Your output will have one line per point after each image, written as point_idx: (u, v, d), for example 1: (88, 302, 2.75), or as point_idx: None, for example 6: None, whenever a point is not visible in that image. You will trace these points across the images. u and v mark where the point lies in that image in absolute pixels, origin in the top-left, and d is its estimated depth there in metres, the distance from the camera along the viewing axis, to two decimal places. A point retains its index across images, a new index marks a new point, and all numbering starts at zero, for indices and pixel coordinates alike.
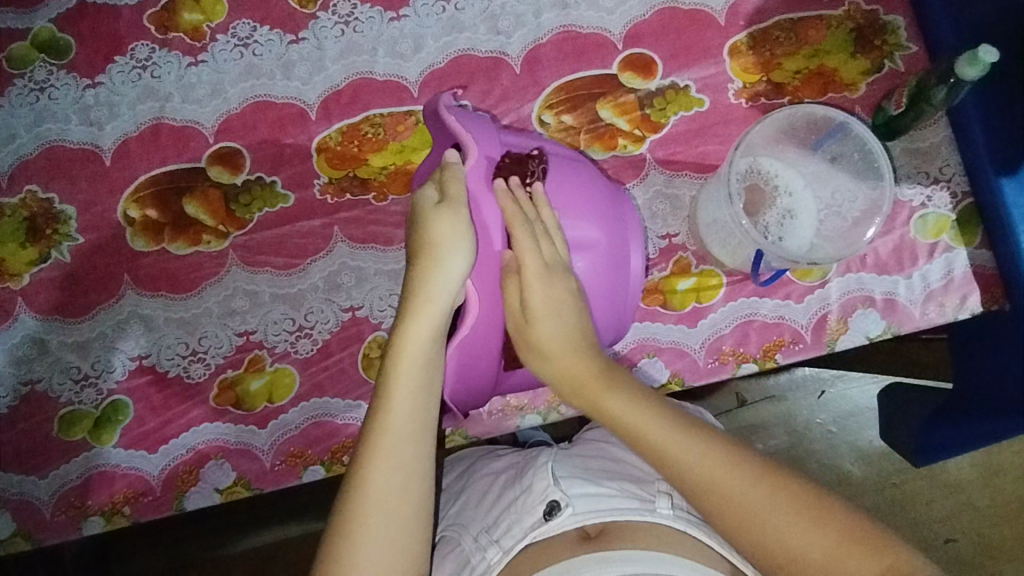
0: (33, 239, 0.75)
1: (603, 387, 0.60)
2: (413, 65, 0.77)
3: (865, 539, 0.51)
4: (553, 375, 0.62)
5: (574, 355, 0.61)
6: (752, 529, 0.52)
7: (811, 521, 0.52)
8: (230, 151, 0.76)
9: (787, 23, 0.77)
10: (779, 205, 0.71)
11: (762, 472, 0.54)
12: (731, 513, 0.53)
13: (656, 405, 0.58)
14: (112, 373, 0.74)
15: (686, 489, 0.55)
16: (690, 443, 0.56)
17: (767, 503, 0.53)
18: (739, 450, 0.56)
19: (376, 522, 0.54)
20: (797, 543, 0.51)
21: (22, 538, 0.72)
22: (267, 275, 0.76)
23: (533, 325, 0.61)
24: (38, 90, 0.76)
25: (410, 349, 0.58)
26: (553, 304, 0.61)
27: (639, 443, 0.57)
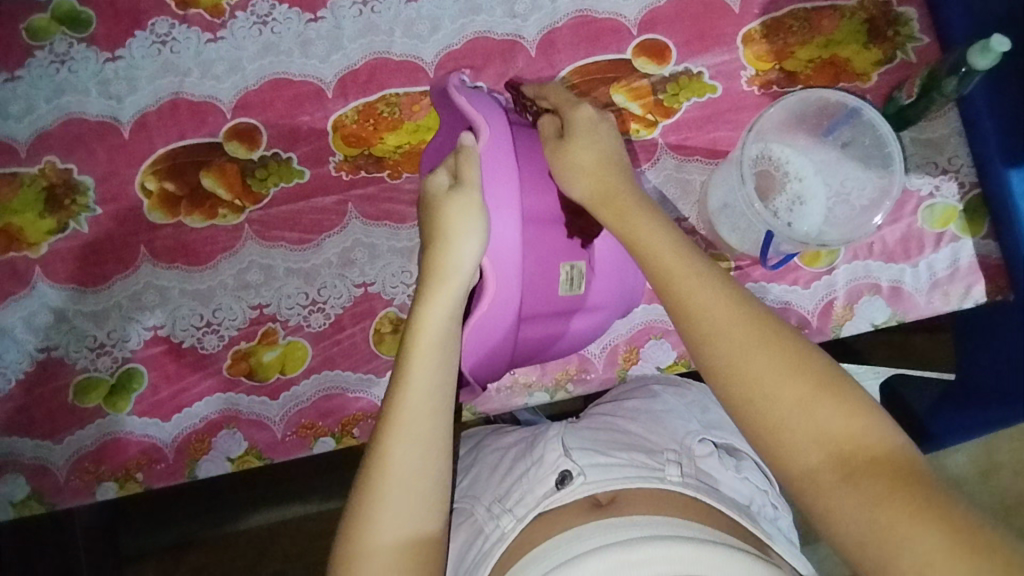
0: (51, 209, 0.76)
1: (626, 207, 0.58)
2: (429, 46, 0.78)
3: (853, 398, 0.48)
4: (576, 189, 0.61)
5: (598, 169, 0.60)
6: (736, 364, 0.50)
7: (802, 379, 0.48)
8: (247, 127, 0.77)
9: (801, 13, 0.78)
10: (790, 191, 0.71)
11: (767, 324, 0.51)
12: (721, 354, 0.50)
13: (673, 242, 0.56)
14: (127, 342, 0.75)
15: (681, 313, 0.53)
16: (699, 275, 0.53)
17: (761, 351, 0.50)
18: (757, 306, 0.52)
19: (398, 488, 0.55)
20: (773, 382, 0.49)
21: (37, 502, 0.74)
22: (282, 249, 0.77)
23: (569, 158, 0.60)
24: (59, 62, 0.77)
25: (428, 327, 0.59)
26: (590, 129, 0.61)
27: (649, 266, 0.55)
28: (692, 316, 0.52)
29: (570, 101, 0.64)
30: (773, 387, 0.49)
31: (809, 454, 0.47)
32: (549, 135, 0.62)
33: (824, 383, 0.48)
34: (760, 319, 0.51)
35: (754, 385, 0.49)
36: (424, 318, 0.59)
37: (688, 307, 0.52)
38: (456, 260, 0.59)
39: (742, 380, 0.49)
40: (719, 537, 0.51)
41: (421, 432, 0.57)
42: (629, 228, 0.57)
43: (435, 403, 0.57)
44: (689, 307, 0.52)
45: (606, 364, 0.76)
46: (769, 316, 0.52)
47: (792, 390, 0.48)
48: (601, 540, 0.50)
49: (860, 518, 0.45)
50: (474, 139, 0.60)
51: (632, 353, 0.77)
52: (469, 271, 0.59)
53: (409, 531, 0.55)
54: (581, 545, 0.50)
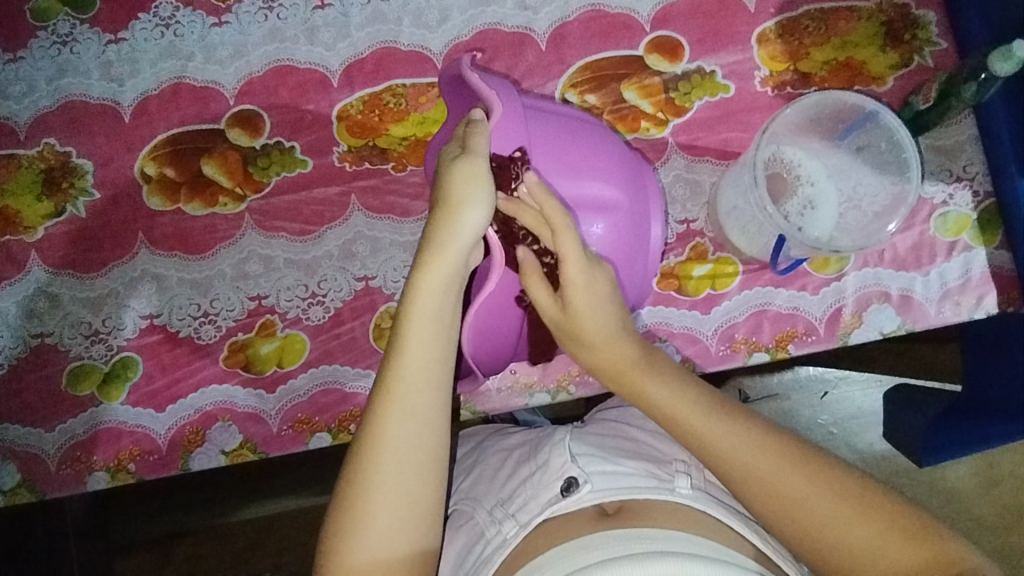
0: (49, 192, 0.75)
1: (641, 372, 0.60)
2: (438, 37, 0.77)
3: (908, 523, 0.51)
4: (596, 364, 0.62)
5: (611, 341, 0.61)
6: (798, 515, 0.53)
7: (853, 511, 0.52)
8: (250, 114, 0.76)
9: (818, 13, 0.76)
10: (801, 195, 0.70)
11: (800, 461, 0.54)
12: (772, 510, 0.53)
13: (698, 395, 0.58)
14: (122, 330, 0.74)
15: (726, 480, 0.55)
16: (728, 425, 0.56)
17: (810, 492, 0.53)
18: (791, 444, 0.56)
19: (389, 475, 0.54)
20: (838, 529, 0.52)
21: (26, 490, 0.73)
22: (282, 240, 0.75)
23: (573, 317, 0.61)
24: (61, 43, 0.76)
25: (425, 299, 0.57)
26: (592, 295, 0.60)
27: (682, 427, 0.58)
28: (737, 479, 0.55)
29: (557, 217, 0.59)
30: (833, 530, 0.52)
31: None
32: (550, 310, 0.62)
33: (880, 512, 0.52)
34: (797, 460, 0.54)
35: (814, 531, 0.52)
36: (423, 289, 0.57)
37: (728, 472, 0.55)
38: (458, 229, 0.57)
39: (801, 530, 0.52)
40: (730, 555, 0.50)
41: (418, 407, 0.56)
42: (647, 399, 0.60)
43: (431, 378, 0.56)
44: (727, 466, 0.55)
45: None
46: (799, 445, 0.56)
47: (851, 526, 0.51)
48: (610, 553, 0.49)
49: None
50: (484, 115, 0.59)
51: None
52: (471, 241, 0.57)
53: (398, 524, 0.53)
54: (589, 557, 0.49)
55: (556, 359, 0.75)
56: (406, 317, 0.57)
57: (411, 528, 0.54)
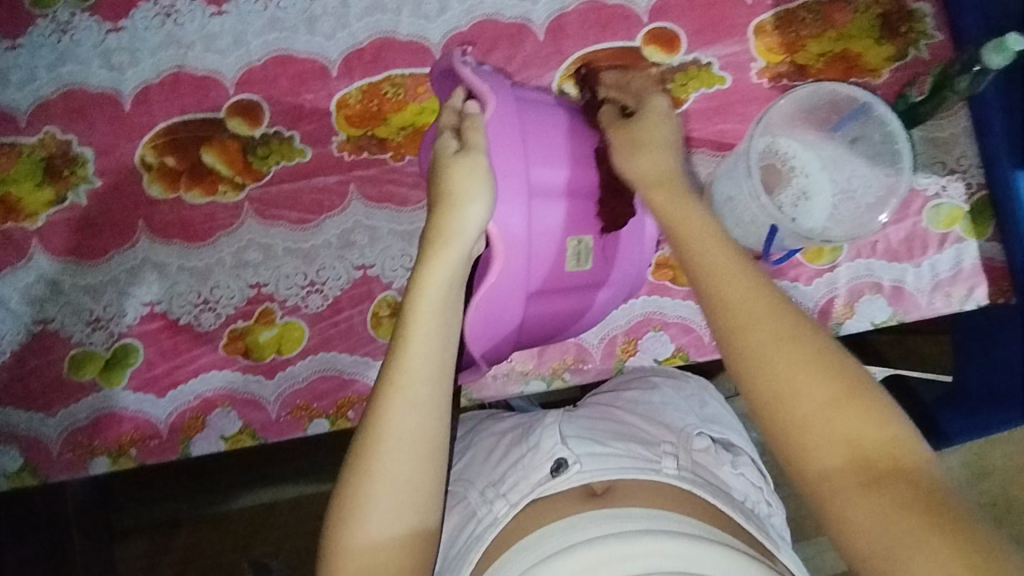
0: (50, 180, 0.76)
1: (672, 197, 0.59)
2: (437, 28, 0.77)
3: (881, 413, 0.48)
4: (632, 168, 0.61)
5: (653, 152, 0.61)
6: (768, 368, 0.50)
7: (825, 380, 0.49)
8: (249, 103, 0.77)
9: (815, 5, 0.77)
10: (795, 185, 0.71)
11: (788, 317, 0.51)
12: (740, 352, 0.51)
13: (718, 240, 0.56)
14: (123, 317, 0.75)
15: (720, 314, 0.53)
16: (730, 265, 0.54)
17: (786, 346, 0.50)
18: (792, 305, 0.52)
19: (394, 460, 0.55)
20: (805, 394, 0.49)
21: (30, 473, 0.74)
22: (281, 229, 0.76)
23: (636, 122, 0.63)
24: (61, 31, 0.76)
25: (428, 295, 0.58)
26: (664, 112, 0.63)
27: (688, 245, 0.57)
28: (728, 315, 0.52)
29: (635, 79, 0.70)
30: (796, 385, 0.49)
31: (825, 457, 0.48)
32: (614, 120, 0.65)
33: (857, 395, 0.48)
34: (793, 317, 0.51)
35: (776, 380, 0.49)
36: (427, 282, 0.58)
37: (725, 308, 0.53)
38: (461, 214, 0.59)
39: (762, 375, 0.50)
40: (714, 533, 0.51)
41: (420, 396, 0.56)
42: (682, 219, 0.58)
43: (432, 371, 0.57)
44: (726, 297, 0.53)
45: (604, 355, 0.76)
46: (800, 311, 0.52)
47: (818, 390, 0.49)
48: (596, 532, 0.50)
49: (868, 524, 0.45)
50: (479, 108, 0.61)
51: (629, 344, 0.76)
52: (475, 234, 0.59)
53: (402, 508, 0.54)
54: (576, 536, 0.50)
55: (551, 348, 0.76)
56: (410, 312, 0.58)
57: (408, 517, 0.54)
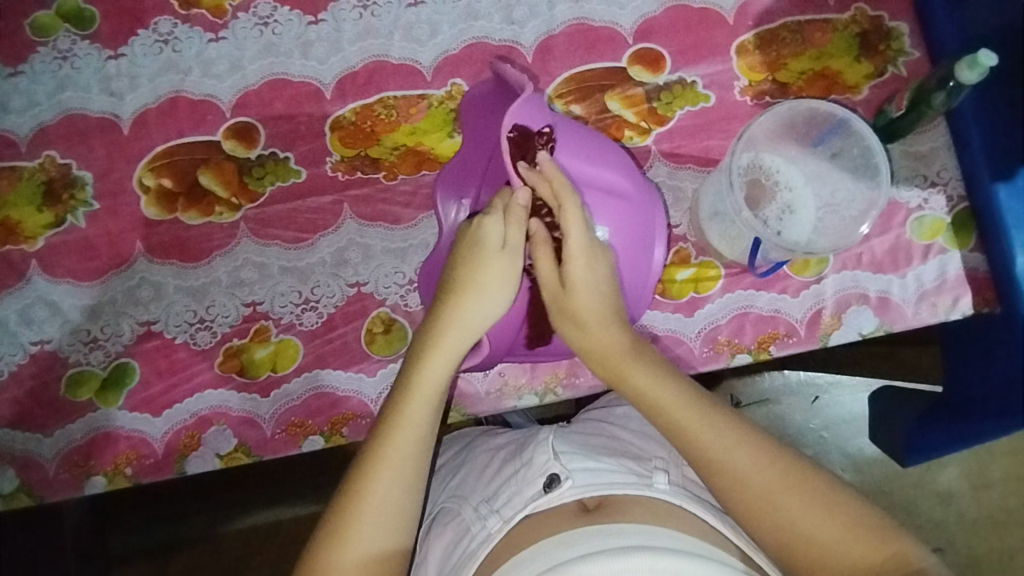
0: (49, 203, 0.77)
1: (631, 362, 0.63)
2: (428, 51, 0.79)
3: (874, 532, 0.53)
4: (583, 343, 0.65)
5: (603, 315, 0.64)
6: (767, 515, 0.54)
7: (820, 511, 0.54)
8: (245, 126, 0.78)
9: (795, 25, 0.79)
10: (779, 200, 0.73)
11: (776, 463, 0.56)
12: (743, 502, 0.55)
13: (684, 393, 0.60)
14: (120, 337, 0.76)
15: (706, 475, 0.57)
16: (716, 422, 0.58)
17: (788, 490, 0.55)
18: (771, 444, 0.58)
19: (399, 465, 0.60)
20: (808, 529, 0.54)
21: (25, 494, 0.74)
22: (276, 248, 0.77)
23: (568, 291, 0.64)
24: (61, 58, 0.78)
25: (446, 335, 0.64)
26: (590, 287, 0.64)
27: (666, 417, 0.60)
28: (714, 474, 0.56)
29: (565, 194, 0.64)
30: (803, 529, 0.54)
31: None
32: (550, 284, 0.65)
33: (846, 515, 0.54)
34: (774, 458, 0.57)
35: (784, 528, 0.54)
36: (449, 319, 0.64)
37: (710, 465, 0.57)
38: (492, 257, 0.64)
39: (769, 528, 0.54)
40: (702, 547, 0.52)
41: (424, 435, 0.61)
42: (636, 385, 0.62)
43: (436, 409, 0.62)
44: (709, 461, 0.57)
45: None
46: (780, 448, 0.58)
47: (815, 524, 0.54)
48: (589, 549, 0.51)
49: None
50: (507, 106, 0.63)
51: None
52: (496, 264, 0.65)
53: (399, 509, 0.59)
54: (568, 553, 0.51)
55: (543, 362, 0.77)
56: (425, 351, 0.63)
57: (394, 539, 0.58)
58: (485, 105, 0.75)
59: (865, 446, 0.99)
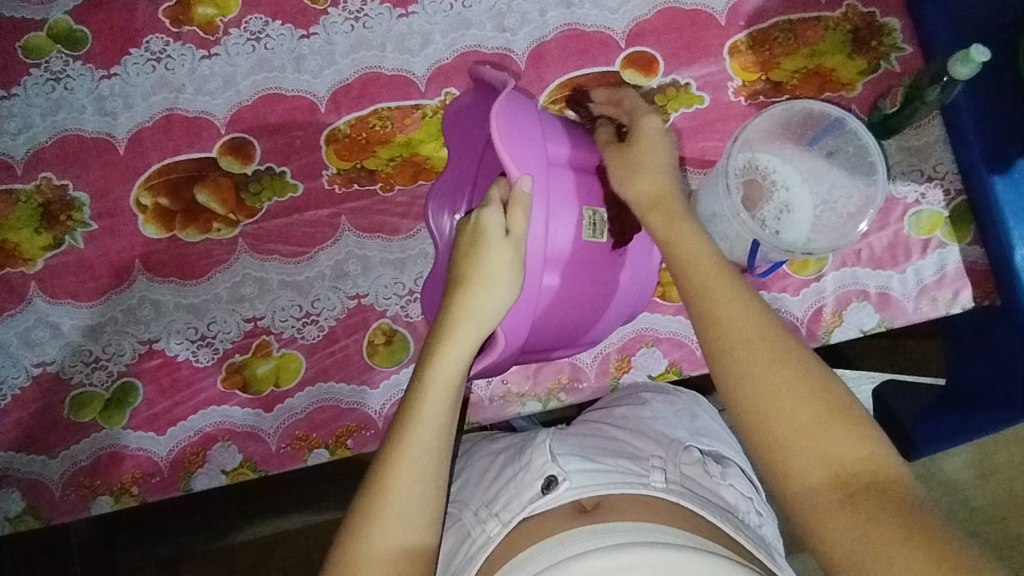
0: (47, 225, 0.77)
1: (674, 216, 0.63)
2: (420, 61, 0.79)
3: (859, 428, 0.52)
4: (633, 189, 0.65)
5: (658, 174, 0.64)
6: (754, 378, 0.54)
7: (808, 392, 0.53)
8: (240, 142, 0.78)
9: (786, 24, 0.79)
10: (777, 199, 0.72)
11: (777, 337, 0.55)
12: (737, 369, 0.55)
13: (712, 257, 0.60)
14: (122, 356, 0.76)
15: (711, 330, 0.57)
16: (733, 286, 0.58)
17: (782, 367, 0.54)
18: (779, 322, 0.57)
19: (418, 458, 0.58)
20: (790, 406, 0.53)
21: (33, 516, 0.74)
22: (276, 262, 0.77)
23: (636, 141, 0.66)
24: (55, 80, 0.79)
25: (462, 322, 0.62)
26: (653, 150, 0.65)
27: (684, 264, 0.60)
28: (719, 326, 0.57)
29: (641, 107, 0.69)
30: (787, 404, 0.53)
31: (812, 472, 0.51)
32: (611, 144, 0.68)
33: (835, 405, 0.53)
34: (778, 334, 0.56)
35: (767, 400, 0.53)
36: (461, 309, 0.62)
37: (717, 321, 0.57)
38: (497, 242, 0.62)
39: (756, 388, 0.54)
40: (700, 540, 0.51)
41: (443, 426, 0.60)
42: (676, 238, 0.62)
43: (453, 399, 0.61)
44: (716, 314, 0.57)
45: (598, 373, 0.77)
46: (786, 330, 0.57)
47: (798, 403, 0.53)
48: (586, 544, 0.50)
49: (847, 528, 0.48)
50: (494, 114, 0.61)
51: (623, 361, 0.77)
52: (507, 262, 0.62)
53: (420, 504, 0.58)
54: (562, 550, 0.50)
55: (546, 368, 0.77)
56: (441, 340, 0.62)
57: (420, 539, 0.57)
58: (468, 114, 0.75)
59: None
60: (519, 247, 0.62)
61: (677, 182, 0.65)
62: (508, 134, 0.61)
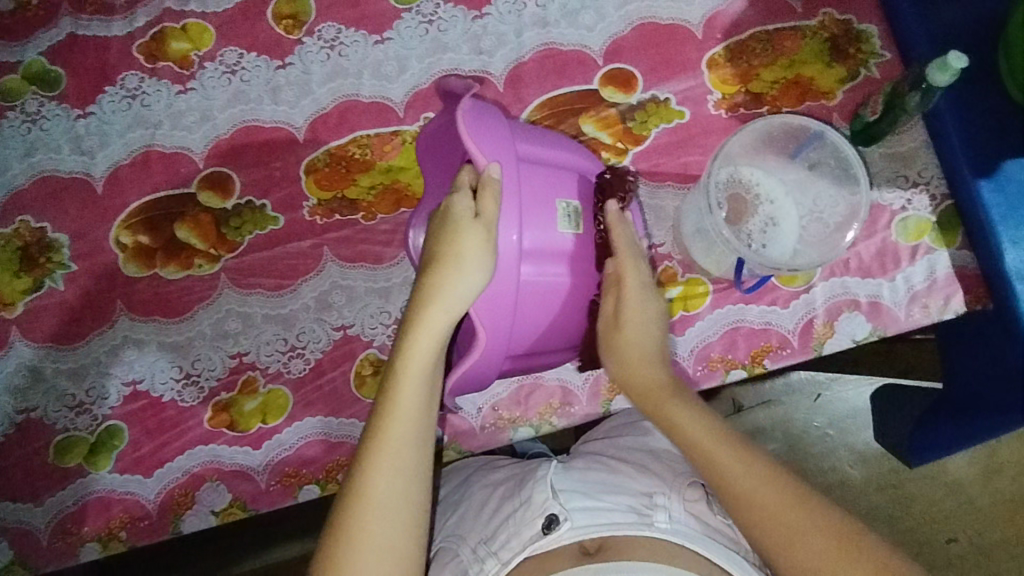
0: (26, 268, 0.76)
1: (669, 395, 0.65)
2: (398, 87, 0.79)
3: (887, 567, 0.52)
4: (629, 381, 0.67)
5: (646, 359, 0.67)
6: (774, 536, 0.55)
7: (824, 539, 0.54)
8: (219, 176, 0.78)
9: (763, 35, 0.79)
10: (762, 213, 0.72)
11: (785, 486, 0.57)
12: (751, 518, 0.56)
13: (716, 428, 0.62)
14: (106, 399, 0.75)
15: (728, 500, 0.58)
16: (740, 455, 0.60)
17: (794, 515, 0.55)
18: (779, 468, 0.59)
19: (394, 447, 0.59)
20: (812, 555, 0.54)
21: (20, 566, 0.73)
22: (259, 296, 0.76)
23: (623, 328, 0.68)
24: (30, 121, 0.78)
25: (432, 307, 0.61)
26: (641, 310, 0.68)
27: (704, 456, 0.60)
28: (740, 501, 0.57)
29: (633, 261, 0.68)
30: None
31: None
32: (606, 310, 0.69)
33: (853, 547, 0.53)
34: (783, 484, 0.57)
35: (792, 557, 0.54)
36: (432, 295, 0.61)
37: (733, 490, 0.58)
38: (467, 227, 0.60)
39: (799, 561, 0.54)
40: None
41: (421, 417, 0.60)
42: (681, 428, 0.63)
43: (430, 388, 0.61)
44: (737, 491, 0.58)
45: (590, 396, 0.76)
46: (791, 481, 0.58)
47: (819, 549, 0.54)
48: None
49: None
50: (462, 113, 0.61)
51: (614, 382, 0.76)
52: (478, 252, 0.60)
53: (399, 491, 0.58)
54: None
55: (536, 393, 0.76)
56: (413, 327, 0.61)
57: (406, 525, 0.57)
58: (444, 137, 0.74)
59: (871, 442, 0.98)
60: (491, 231, 0.61)
61: (669, 366, 0.68)
62: (474, 126, 0.61)
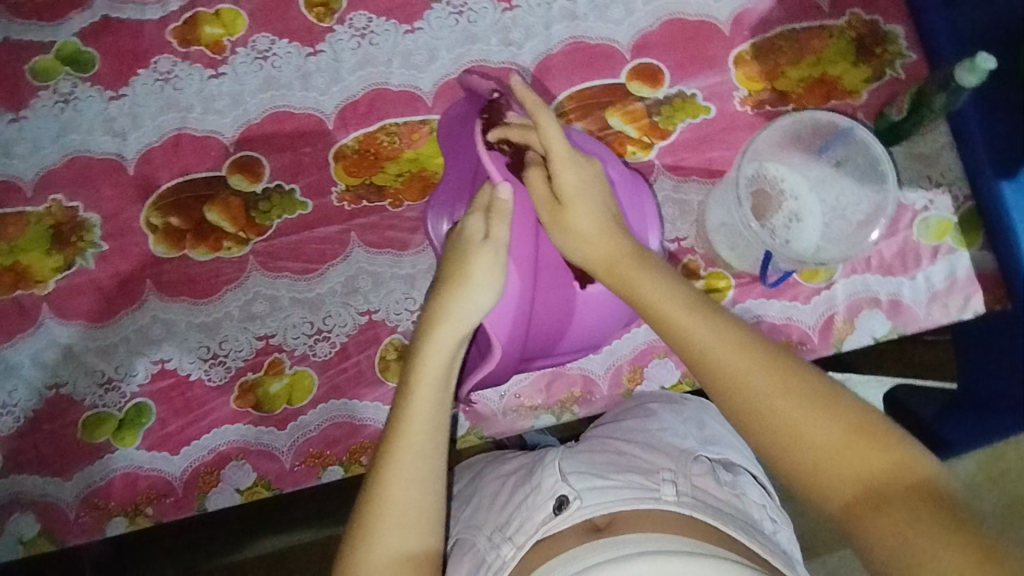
0: (59, 246, 0.77)
1: (634, 266, 0.61)
2: (427, 76, 0.80)
3: (848, 410, 0.51)
4: (588, 257, 0.63)
5: (606, 236, 0.62)
6: (740, 387, 0.53)
7: (781, 385, 0.52)
8: (249, 161, 0.79)
9: (790, 34, 0.79)
10: (786, 209, 0.72)
11: (724, 325, 0.56)
12: (714, 380, 0.54)
13: (657, 269, 0.61)
14: (135, 377, 0.76)
15: (692, 358, 0.56)
16: (682, 300, 0.58)
17: (742, 363, 0.53)
18: (719, 310, 0.57)
19: (409, 450, 0.59)
20: (779, 407, 0.52)
21: (47, 539, 0.74)
22: (286, 279, 0.77)
23: (567, 209, 0.63)
24: (64, 102, 0.79)
25: (442, 322, 0.62)
26: (583, 188, 0.62)
27: (652, 304, 0.59)
28: (703, 357, 0.55)
29: (542, 110, 0.61)
30: (810, 438, 0.50)
31: (845, 493, 0.49)
32: (542, 196, 0.64)
33: (808, 391, 0.52)
34: (718, 321, 0.56)
35: (761, 415, 0.52)
36: (442, 313, 0.63)
37: (677, 331, 0.56)
38: (476, 249, 0.63)
39: (766, 427, 0.52)
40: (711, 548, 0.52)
41: (435, 421, 0.60)
42: (633, 283, 0.60)
43: (443, 392, 0.62)
44: (677, 324, 0.57)
45: (611, 385, 0.77)
46: (736, 323, 0.56)
47: (774, 390, 0.52)
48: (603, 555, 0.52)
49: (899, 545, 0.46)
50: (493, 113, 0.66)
51: (635, 372, 0.77)
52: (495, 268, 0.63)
53: (415, 492, 0.58)
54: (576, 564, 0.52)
55: (558, 383, 0.77)
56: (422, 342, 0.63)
57: (425, 519, 0.57)
58: (464, 132, 0.75)
59: None
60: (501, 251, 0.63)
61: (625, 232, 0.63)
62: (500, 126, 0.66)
